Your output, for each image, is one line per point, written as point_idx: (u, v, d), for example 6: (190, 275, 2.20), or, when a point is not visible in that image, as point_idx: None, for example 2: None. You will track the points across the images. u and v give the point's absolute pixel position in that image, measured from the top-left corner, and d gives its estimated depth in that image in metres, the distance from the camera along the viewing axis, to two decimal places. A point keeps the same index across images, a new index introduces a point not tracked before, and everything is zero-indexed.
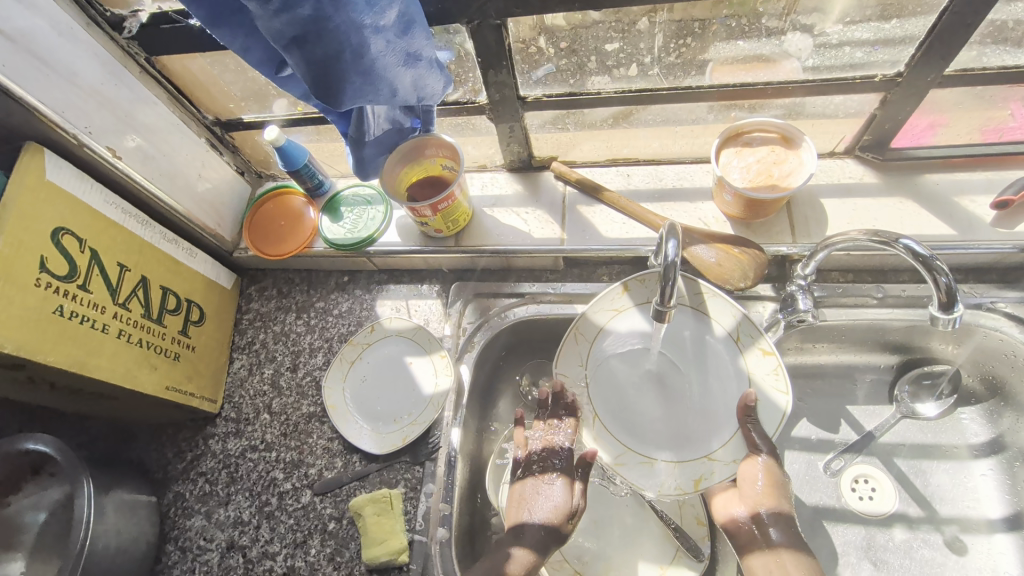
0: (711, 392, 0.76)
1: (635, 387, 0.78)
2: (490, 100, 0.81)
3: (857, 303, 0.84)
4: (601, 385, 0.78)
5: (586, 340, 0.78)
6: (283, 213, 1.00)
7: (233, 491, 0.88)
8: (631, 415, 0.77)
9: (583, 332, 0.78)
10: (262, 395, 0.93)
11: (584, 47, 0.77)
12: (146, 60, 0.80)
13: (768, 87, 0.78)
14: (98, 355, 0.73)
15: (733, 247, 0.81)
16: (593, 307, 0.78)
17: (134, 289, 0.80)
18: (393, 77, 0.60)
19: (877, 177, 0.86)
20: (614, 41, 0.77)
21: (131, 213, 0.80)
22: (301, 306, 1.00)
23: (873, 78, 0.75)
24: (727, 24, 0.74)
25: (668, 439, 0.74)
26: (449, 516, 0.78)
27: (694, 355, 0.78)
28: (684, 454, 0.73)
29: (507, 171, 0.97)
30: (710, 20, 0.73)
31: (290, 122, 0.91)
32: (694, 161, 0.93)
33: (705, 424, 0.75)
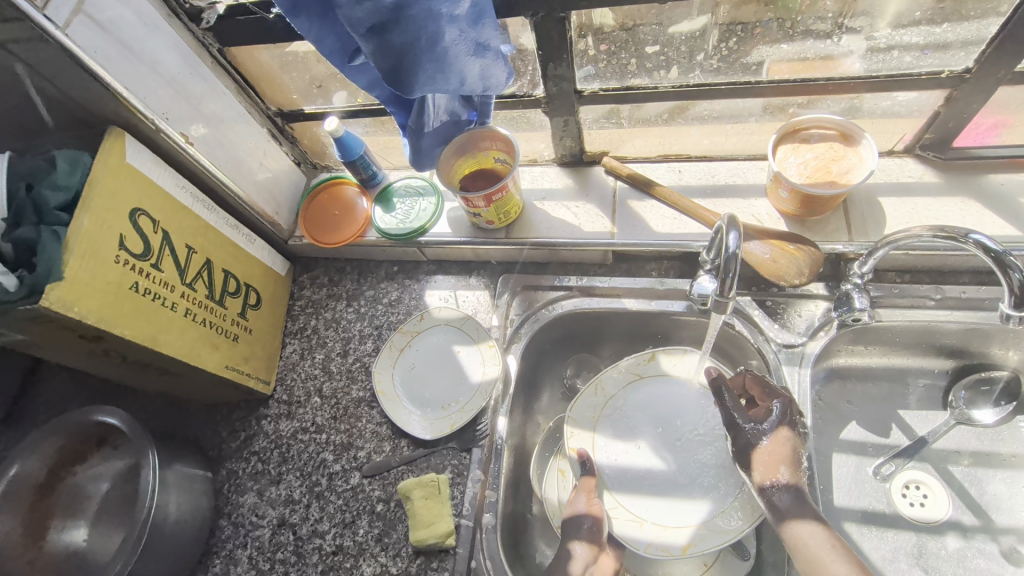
0: (706, 454, 0.82)
1: (636, 447, 0.85)
2: (547, 94, 0.82)
3: (914, 304, 0.83)
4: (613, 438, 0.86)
5: (604, 395, 0.88)
6: (337, 203, 1.03)
7: (284, 470, 0.90)
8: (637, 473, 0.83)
9: (604, 385, 0.89)
10: (313, 379, 0.96)
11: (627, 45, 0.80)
12: (219, 51, 0.83)
13: (830, 83, 0.77)
14: (166, 332, 0.76)
15: (788, 244, 0.80)
16: (616, 368, 0.89)
17: (199, 270, 0.83)
18: (462, 66, 0.61)
19: (938, 176, 0.84)
20: (655, 43, 0.80)
21: (198, 197, 0.83)
22: (351, 294, 1.02)
23: (940, 74, 0.73)
24: (774, 26, 0.76)
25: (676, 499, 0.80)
26: (496, 501, 0.80)
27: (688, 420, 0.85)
28: (698, 513, 0.78)
29: (557, 165, 0.98)
30: (754, 22, 0.76)
31: (349, 114, 0.94)
32: (747, 157, 0.92)
33: (713, 483, 0.80)
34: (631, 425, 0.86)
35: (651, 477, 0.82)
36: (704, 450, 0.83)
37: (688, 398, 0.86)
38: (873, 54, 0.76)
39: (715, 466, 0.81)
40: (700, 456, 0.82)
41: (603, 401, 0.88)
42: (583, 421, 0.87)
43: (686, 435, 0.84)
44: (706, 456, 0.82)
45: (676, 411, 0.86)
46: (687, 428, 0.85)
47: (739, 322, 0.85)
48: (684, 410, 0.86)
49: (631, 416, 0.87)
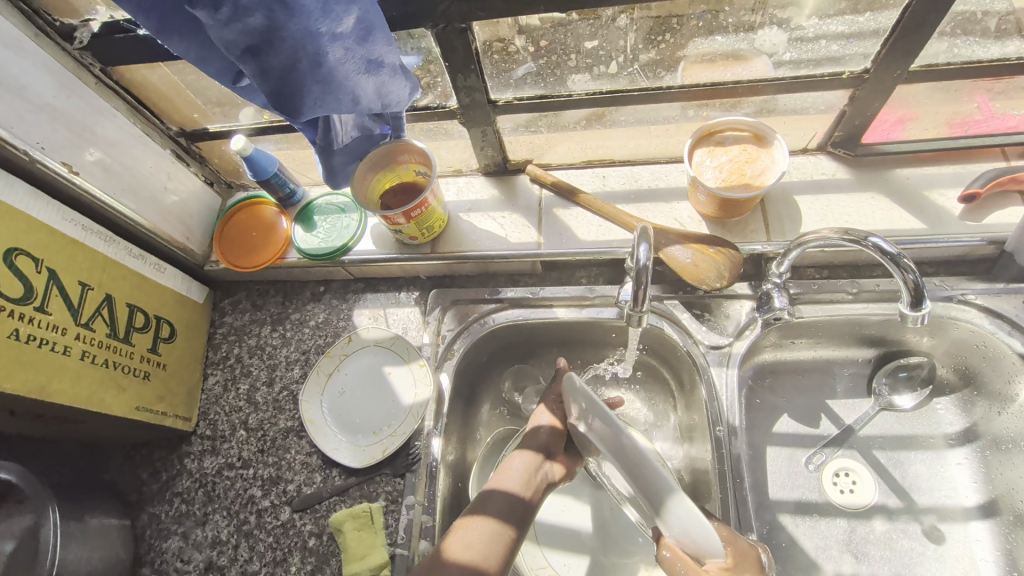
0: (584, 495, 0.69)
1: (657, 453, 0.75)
2: (460, 104, 0.79)
3: (833, 299, 0.84)
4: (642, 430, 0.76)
5: None
6: (254, 224, 0.98)
7: (211, 510, 0.86)
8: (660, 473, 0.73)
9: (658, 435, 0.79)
10: (238, 411, 0.92)
11: (563, 45, 0.77)
12: (102, 70, 0.77)
13: (738, 85, 0.77)
14: (59, 379, 0.70)
15: (709, 247, 0.80)
16: None
17: (98, 307, 0.77)
18: (353, 85, 0.58)
19: (849, 172, 0.86)
20: (592, 38, 0.76)
21: (92, 229, 0.77)
22: (276, 318, 0.98)
23: (842, 75, 0.75)
24: (706, 19, 0.74)
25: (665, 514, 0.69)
26: (432, 527, 0.77)
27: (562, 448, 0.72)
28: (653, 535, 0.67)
29: (482, 175, 0.96)
30: (687, 15, 0.73)
31: (256, 131, 0.89)
32: (669, 160, 0.92)
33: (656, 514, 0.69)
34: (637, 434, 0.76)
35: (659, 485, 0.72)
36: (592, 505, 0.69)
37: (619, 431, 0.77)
38: (799, 46, 0.76)
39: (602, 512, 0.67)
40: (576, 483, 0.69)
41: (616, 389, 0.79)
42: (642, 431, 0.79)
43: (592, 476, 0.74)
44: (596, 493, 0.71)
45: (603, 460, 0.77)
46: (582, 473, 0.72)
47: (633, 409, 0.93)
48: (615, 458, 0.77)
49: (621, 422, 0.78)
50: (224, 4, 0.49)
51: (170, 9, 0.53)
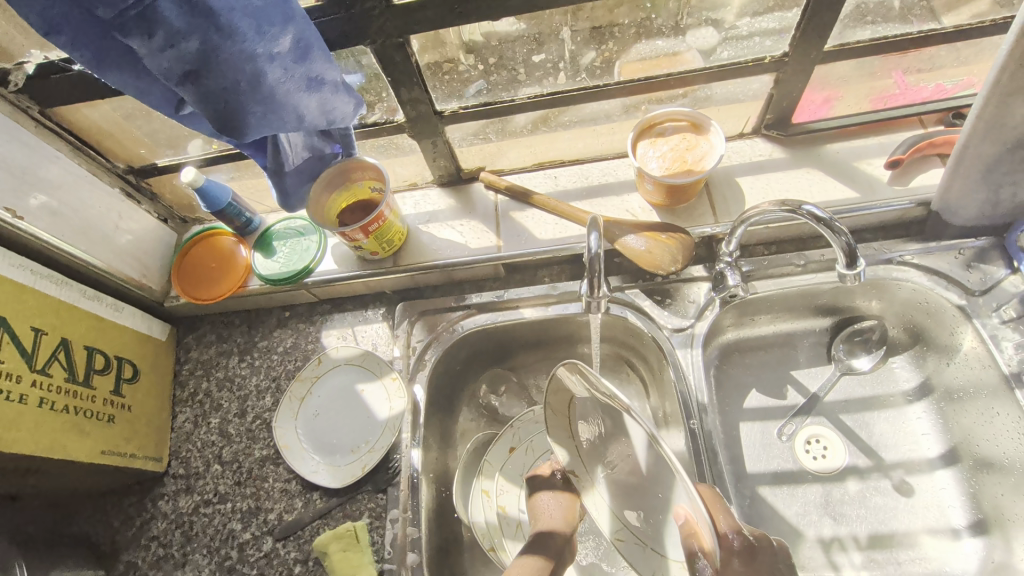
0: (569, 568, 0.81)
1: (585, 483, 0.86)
2: (407, 118, 0.81)
3: (784, 272, 0.88)
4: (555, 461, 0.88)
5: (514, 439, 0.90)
6: (212, 255, 0.97)
7: (189, 550, 0.83)
8: (590, 504, 0.85)
9: (516, 430, 0.91)
10: (211, 445, 0.90)
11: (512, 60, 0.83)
12: (41, 112, 0.77)
13: (670, 78, 0.81)
14: (16, 428, 0.68)
15: (661, 234, 0.83)
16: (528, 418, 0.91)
17: (53, 352, 0.75)
18: (296, 103, 0.58)
19: (784, 152, 0.91)
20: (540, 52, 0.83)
21: (41, 273, 0.76)
22: (243, 349, 0.97)
23: (764, 59, 0.79)
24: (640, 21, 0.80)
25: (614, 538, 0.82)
26: (419, 538, 0.77)
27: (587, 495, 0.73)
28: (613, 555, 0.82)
29: (437, 186, 0.98)
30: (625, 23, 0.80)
31: (207, 162, 0.89)
32: (616, 156, 0.95)
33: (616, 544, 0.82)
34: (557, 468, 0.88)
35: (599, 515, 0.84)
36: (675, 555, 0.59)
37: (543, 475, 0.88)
38: (735, 45, 0.82)
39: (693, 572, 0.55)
40: (642, 539, 0.64)
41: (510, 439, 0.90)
42: (536, 440, 0.90)
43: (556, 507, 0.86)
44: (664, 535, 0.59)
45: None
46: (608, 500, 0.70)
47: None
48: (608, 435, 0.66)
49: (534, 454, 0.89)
50: (158, 32, 0.50)
51: (103, 43, 0.54)
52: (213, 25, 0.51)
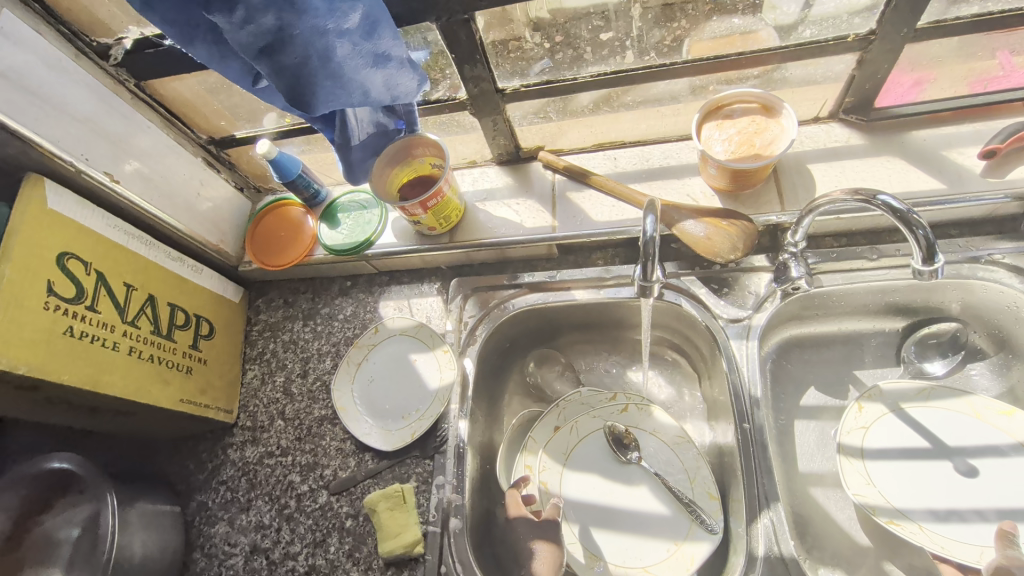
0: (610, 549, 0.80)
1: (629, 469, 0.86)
2: (469, 95, 0.82)
3: (853, 266, 0.84)
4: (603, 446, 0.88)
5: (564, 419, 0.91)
6: (282, 224, 1.03)
7: (253, 496, 0.90)
8: (631, 491, 0.85)
9: (564, 410, 0.91)
10: (275, 402, 0.97)
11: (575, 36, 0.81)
12: (136, 85, 0.83)
13: (742, 57, 0.77)
14: (110, 372, 0.75)
15: (721, 220, 0.80)
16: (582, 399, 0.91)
17: (142, 306, 0.82)
18: (363, 79, 0.61)
19: (864, 138, 0.85)
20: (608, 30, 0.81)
21: (133, 234, 0.83)
22: (307, 314, 1.03)
23: (847, 38, 0.74)
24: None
25: (653, 526, 0.81)
26: (462, 505, 0.80)
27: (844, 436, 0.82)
28: (652, 544, 0.80)
29: (496, 164, 0.98)
30: None
31: (280, 135, 0.95)
32: (679, 138, 0.92)
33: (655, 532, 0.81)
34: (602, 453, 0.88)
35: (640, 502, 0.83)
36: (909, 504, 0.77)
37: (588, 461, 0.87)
38: (821, 23, 0.77)
39: (956, 539, 0.74)
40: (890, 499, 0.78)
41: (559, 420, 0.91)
42: (596, 422, 0.90)
43: (607, 489, 0.85)
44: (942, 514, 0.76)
45: (601, 465, 0.87)
46: (882, 442, 0.82)
47: (657, 386, 0.97)
48: (940, 419, 0.81)
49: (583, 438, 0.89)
50: (239, 8, 0.53)
51: (191, 19, 0.58)
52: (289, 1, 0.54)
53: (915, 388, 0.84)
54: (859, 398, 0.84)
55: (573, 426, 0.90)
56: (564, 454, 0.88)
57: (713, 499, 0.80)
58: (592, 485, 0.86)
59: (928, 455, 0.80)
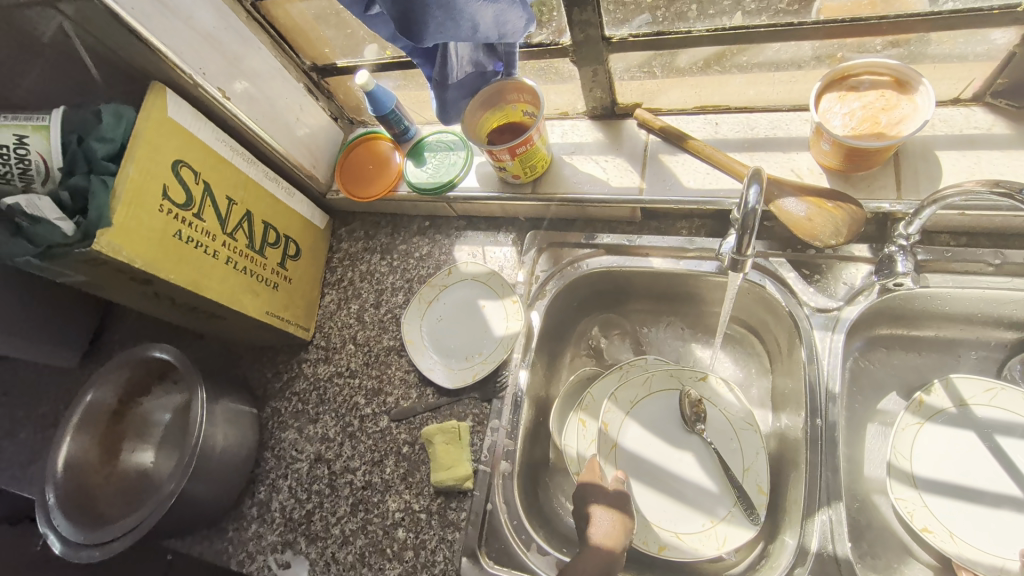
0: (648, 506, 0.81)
1: (685, 441, 0.85)
2: (573, 41, 0.79)
3: (967, 269, 0.76)
4: (663, 416, 0.87)
5: (623, 381, 0.90)
6: (371, 158, 1.06)
7: (321, 410, 0.97)
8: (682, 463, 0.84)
9: (628, 376, 0.90)
10: (349, 327, 1.02)
11: None
12: (252, 5, 0.85)
13: (882, 22, 0.70)
14: (209, 278, 0.81)
15: (827, 202, 0.75)
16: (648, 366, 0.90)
17: (240, 220, 0.88)
18: (474, 12, 0.60)
19: (1010, 127, 0.76)
20: None
21: (237, 150, 0.88)
22: (385, 249, 1.06)
23: (1016, 8, 0.65)
24: None
25: (694, 499, 0.81)
26: (513, 450, 0.83)
27: (898, 433, 0.79)
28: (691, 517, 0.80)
29: (588, 118, 0.95)
30: None
31: (379, 67, 0.96)
32: (791, 108, 0.85)
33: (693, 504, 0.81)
34: (662, 421, 0.87)
35: (687, 474, 0.83)
36: (948, 508, 0.75)
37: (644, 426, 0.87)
38: None
39: (987, 550, 0.72)
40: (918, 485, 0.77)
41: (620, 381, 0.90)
42: (671, 382, 0.89)
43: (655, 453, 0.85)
44: (981, 527, 0.73)
45: (664, 425, 0.87)
46: (936, 447, 0.78)
47: (723, 366, 0.94)
48: (1009, 439, 0.76)
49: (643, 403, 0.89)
50: None
51: None
52: None
53: (984, 386, 0.79)
54: (921, 392, 0.81)
55: (626, 383, 0.90)
56: (630, 404, 0.89)
57: (762, 493, 0.79)
58: (649, 440, 0.86)
59: (996, 481, 0.75)
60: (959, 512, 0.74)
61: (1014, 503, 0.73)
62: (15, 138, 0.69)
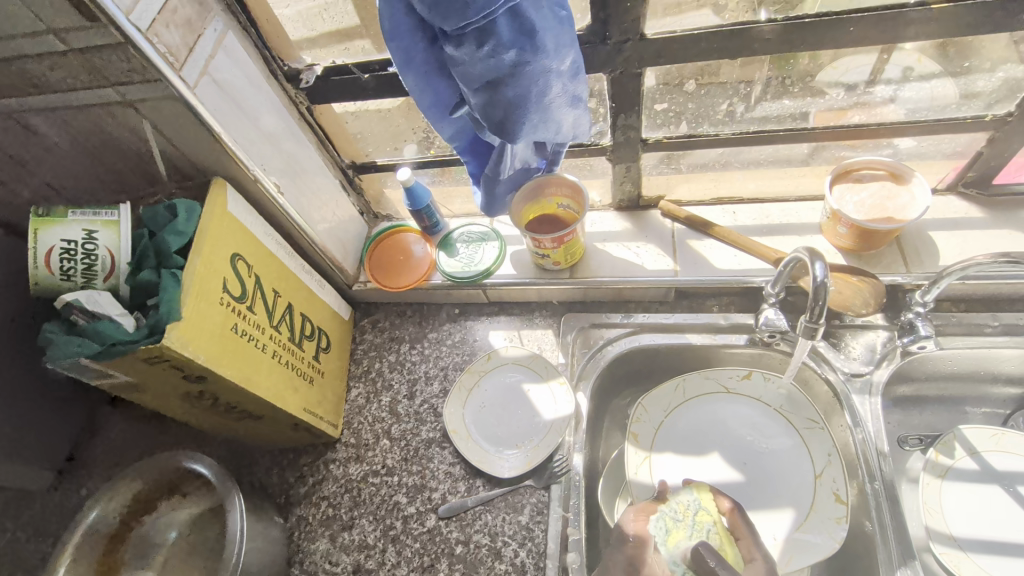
0: None
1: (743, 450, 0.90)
2: (614, 142, 0.88)
3: (971, 332, 0.86)
4: (706, 416, 0.92)
5: (683, 393, 0.93)
6: (397, 250, 1.07)
7: (357, 514, 0.90)
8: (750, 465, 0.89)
9: (684, 386, 0.93)
10: (381, 421, 0.97)
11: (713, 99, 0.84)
12: (307, 109, 0.89)
13: (881, 128, 0.83)
14: (258, 373, 0.76)
15: (852, 276, 0.86)
16: (706, 373, 0.92)
17: (283, 313, 0.85)
18: (558, 116, 0.66)
19: (983, 212, 0.90)
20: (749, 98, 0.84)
21: (281, 244, 0.86)
22: (413, 338, 1.05)
23: (985, 118, 0.79)
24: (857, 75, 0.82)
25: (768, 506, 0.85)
26: (579, 539, 0.80)
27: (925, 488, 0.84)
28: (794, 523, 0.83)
29: (614, 210, 1.03)
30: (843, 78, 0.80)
31: (420, 165, 1.01)
32: (797, 199, 0.97)
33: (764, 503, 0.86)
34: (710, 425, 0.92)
35: (749, 479, 0.88)
36: (986, 557, 0.80)
37: (708, 435, 0.91)
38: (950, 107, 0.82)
39: None
40: (953, 534, 0.81)
41: (680, 398, 0.93)
42: (707, 384, 0.93)
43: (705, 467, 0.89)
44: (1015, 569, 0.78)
45: (710, 419, 0.92)
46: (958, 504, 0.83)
47: None
48: None
49: (701, 417, 0.92)
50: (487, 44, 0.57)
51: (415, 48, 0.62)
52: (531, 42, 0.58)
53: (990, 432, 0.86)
54: (936, 446, 0.86)
55: (681, 386, 0.93)
56: (664, 409, 0.92)
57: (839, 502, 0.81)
58: (690, 437, 0.91)
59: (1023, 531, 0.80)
60: (1002, 562, 0.79)
61: None
62: (86, 233, 0.68)
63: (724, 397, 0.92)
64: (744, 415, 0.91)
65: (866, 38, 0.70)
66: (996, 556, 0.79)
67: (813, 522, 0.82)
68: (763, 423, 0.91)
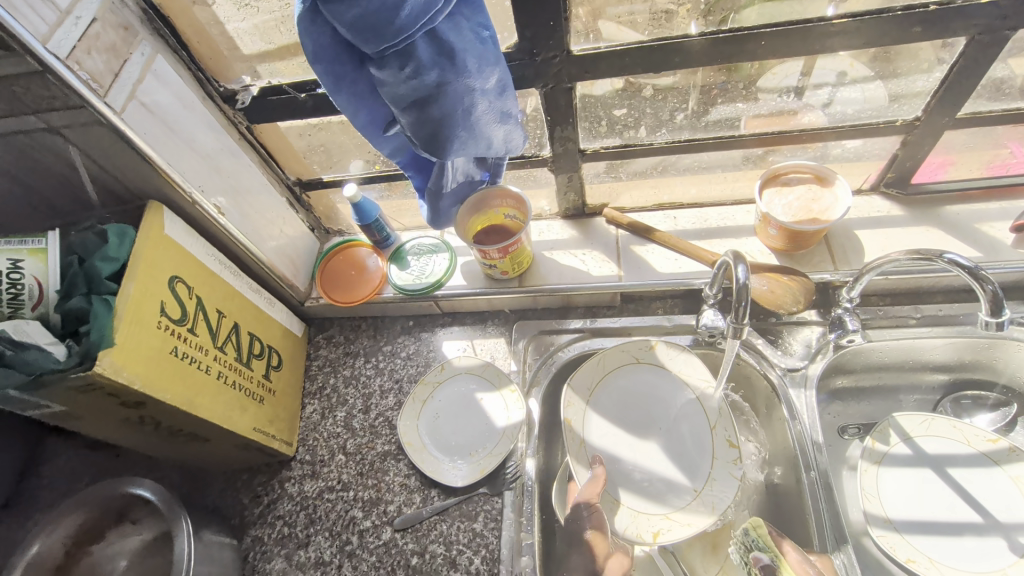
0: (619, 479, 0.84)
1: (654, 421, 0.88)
2: (554, 153, 0.91)
3: (897, 324, 0.91)
4: (627, 391, 0.90)
5: (604, 368, 0.90)
6: (349, 264, 1.07)
7: (313, 532, 0.89)
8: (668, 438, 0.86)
9: (606, 360, 0.90)
10: (336, 437, 0.97)
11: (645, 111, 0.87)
12: (246, 128, 0.89)
13: (801, 134, 0.88)
14: (202, 395, 0.76)
15: (782, 276, 0.90)
16: (621, 346, 0.90)
17: (229, 333, 0.85)
18: (488, 132, 0.68)
19: (903, 210, 0.95)
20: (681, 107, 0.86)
21: (225, 264, 0.86)
22: (368, 352, 1.05)
23: (895, 122, 0.84)
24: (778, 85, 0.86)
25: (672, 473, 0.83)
26: (531, 544, 0.81)
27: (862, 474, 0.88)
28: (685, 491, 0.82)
29: (561, 219, 1.06)
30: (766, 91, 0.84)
31: (366, 180, 1.02)
32: (734, 203, 1.02)
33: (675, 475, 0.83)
34: (633, 397, 0.90)
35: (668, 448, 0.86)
36: (921, 538, 0.83)
37: (625, 409, 0.89)
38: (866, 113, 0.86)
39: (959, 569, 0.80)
40: (890, 518, 0.85)
41: (602, 371, 0.90)
42: (625, 356, 0.90)
43: (626, 438, 0.87)
44: (949, 549, 0.81)
45: (632, 390, 0.90)
46: (893, 488, 0.87)
47: None
48: (957, 468, 0.86)
49: (618, 392, 0.90)
50: (410, 65, 0.59)
51: (343, 70, 0.63)
52: (451, 62, 0.61)
53: (920, 418, 0.90)
54: (872, 433, 0.91)
55: (602, 359, 0.89)
56: (591, 388, 0.89)
57: (732, 448, 0.82)
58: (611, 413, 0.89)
59: (955, 511, 0.84)
60: (936, 542, 0.82)
61: (974, 529, 0.82)
62: (11, 262, 0.67)
63: (636, 367, 0.90)
64: (665, 382, 0.89)
65: (779, 51, 0.74)
66: (931, 536, 0.83)
67: (717, 469, 0.81)
68: (673, 391, 0.89)
